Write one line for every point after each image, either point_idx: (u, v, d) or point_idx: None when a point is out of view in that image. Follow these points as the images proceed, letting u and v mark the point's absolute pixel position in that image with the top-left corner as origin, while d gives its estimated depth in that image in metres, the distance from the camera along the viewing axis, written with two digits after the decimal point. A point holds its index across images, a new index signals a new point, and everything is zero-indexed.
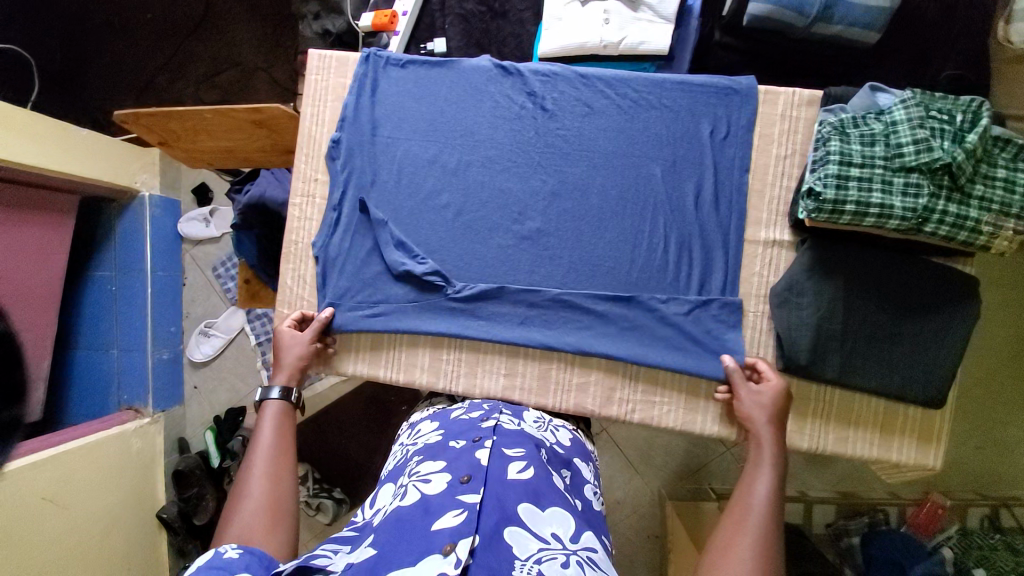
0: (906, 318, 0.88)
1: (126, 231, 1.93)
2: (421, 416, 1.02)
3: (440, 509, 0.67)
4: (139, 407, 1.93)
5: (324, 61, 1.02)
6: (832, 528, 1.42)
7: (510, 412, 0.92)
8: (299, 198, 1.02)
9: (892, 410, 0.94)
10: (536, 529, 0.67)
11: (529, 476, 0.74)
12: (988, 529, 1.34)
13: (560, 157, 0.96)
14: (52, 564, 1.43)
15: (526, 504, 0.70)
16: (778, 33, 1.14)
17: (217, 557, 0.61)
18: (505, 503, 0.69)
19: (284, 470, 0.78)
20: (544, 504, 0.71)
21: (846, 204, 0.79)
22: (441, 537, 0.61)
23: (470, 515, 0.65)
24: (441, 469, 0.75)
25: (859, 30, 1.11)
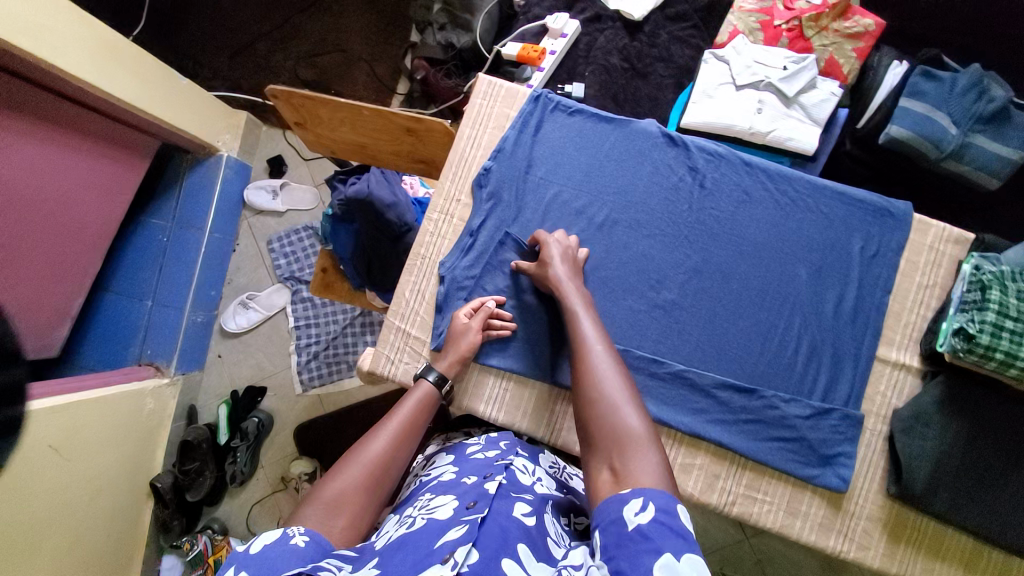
0: (1015, 467, 0.87)
1: (193, 186, 1.87)
2: (436, 448, 0.98)
3: (442, 529, 0.63)
4: (160, 365, 1.84)
5: (493, 89, 1.03)
6: None
7: (524, 455, 0.89)
8: (436, 214, 1.02)
9: (978, 551, 0.91)
10: (534, 569, 0.60)
11: (533, 520, 0.69)
12: None
13: (708, 237, 0.97)
14: (36, 523, 1.28)
15: (525, 544, 0.64)
16: (908, 158, 1.13)
17: (285, 540, 0.60)
18: (508, 536, 0.63)
19: (398, 451, 0.76)
20: (542, 553, 0.64)
21: (996, 352, 0.81)
22: (441, 550, 0.58)
23: (471, 530, 0.62)
24: (449, 499, 0.72)
25: (985, 174, 1.08)
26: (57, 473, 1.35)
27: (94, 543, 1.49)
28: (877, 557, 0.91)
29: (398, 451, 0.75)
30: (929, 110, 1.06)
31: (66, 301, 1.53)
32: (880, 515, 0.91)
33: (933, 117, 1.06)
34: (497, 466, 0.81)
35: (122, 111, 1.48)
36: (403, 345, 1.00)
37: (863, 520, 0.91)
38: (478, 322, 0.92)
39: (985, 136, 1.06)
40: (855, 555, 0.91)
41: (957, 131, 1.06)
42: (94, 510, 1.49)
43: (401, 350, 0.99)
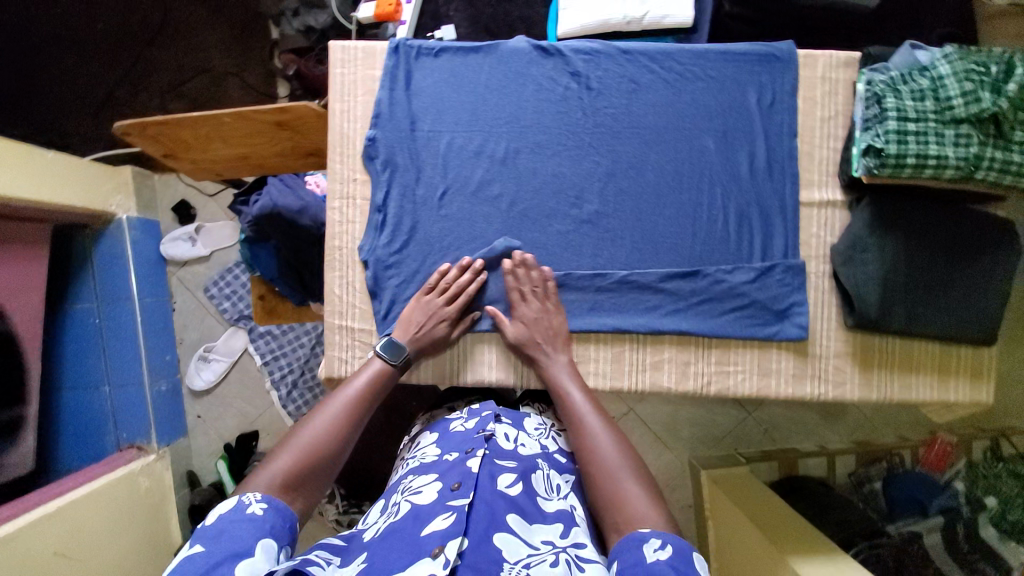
0: (957, 263, 0.90)
1: (104, 260, 1.75)
2: (421, 428, 0.99)
3: (430, 516, 0.68)
4: (142, 445, 1.78)
5: (349, 53, 0.95)
6: (854, 476, 1.52)
7: (509, 423, 0.90)
8: (338, 201, 0.96)
9: (946, 352, 0.97)
10: (523, 537, 0.68)
11: (517, 488, 0.75)
12: (992, 458, 1.39)
13: (612, 137, 0.94)
14: None
15: (515, 514, 0.71)
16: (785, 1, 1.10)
17: (242, 510, 0.66)
18: (495, 511, 0.70)
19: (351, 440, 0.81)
20: (530, 518, 0.71)
21: (907, 157, 0.81)
22: (431, 543, 0.63)
23: (460, 518, 0.66)
24: (433, 480, 0.76)
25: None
26: None
27: None
28: (856, 389, 0.95)
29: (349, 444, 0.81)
30: None
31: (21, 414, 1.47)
32: (846, 349, 0.94)
33: None
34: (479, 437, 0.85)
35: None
36: (351, 342, 0.96)
37: (834, 359, 0.94)
38: (435, 321, 0.90)
39: None
40: (834, 394, 0.94)
41: None
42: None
43: (351, 347, 0.96)
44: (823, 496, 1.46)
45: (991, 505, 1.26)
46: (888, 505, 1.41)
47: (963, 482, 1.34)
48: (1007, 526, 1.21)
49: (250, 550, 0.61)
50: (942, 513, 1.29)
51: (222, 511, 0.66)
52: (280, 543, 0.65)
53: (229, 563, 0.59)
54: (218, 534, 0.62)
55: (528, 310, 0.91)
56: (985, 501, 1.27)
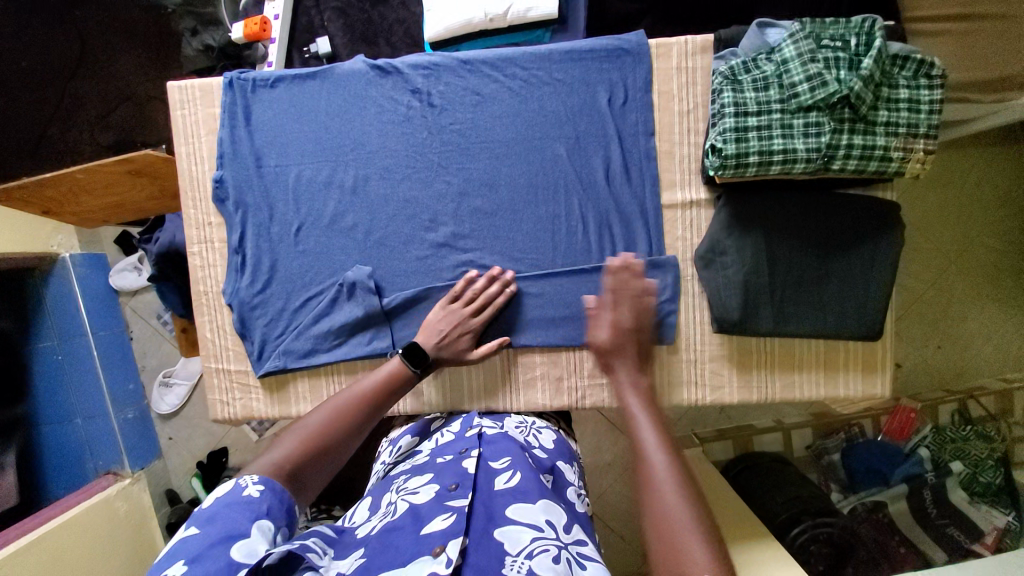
0: (831, 254, 0.84)
1: (57, 298, 1.66)
2: (399, 432, 0.90)
3: (428, 516, 0.61)
4: (117, 471, 1.71)
5: (186, 93, 0.93)
6: (812, 449, 1.32)
7: (489, 420, 0.86)
8: (197, 246, 0.95)
9: (833, 347, 0.90)
10: (528, 519, 0.60)
11: (518, 479, 0.67)
12: (960, 422, 1.21)
13: (460, 153, 0.91)
14: None
15: (518, 503, 0.63)
16: None
17: (238, 492, 0.59)
18: (494, 507, 0.63)
19: (360, 429, 0.73)
20: (535, 499, 0.64)
21: (749, 155, 0.75)
22: (432, 541, 0.56)
23: (460, 518, 0.59)
24: (428, 480, 0.68)
25: None
26: None
27: None
28: (735, 392, 0.91)
29: (360, 432, 0.73)
30: None
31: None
32: (721, 352, 0.90)
33: None
34: (471, 437, 0.78)
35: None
36: (230, 384, 0.96)
37: (707, 363, 0.90)
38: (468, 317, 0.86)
39: None
40: (712, 399, 0.91)
41: None
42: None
43: (230, 390, 0.97)
44: (779, 472, 1.25)
45: (958, 468, 1.12)
46: (848, 477, 1.24)
47: (929, 449, 1.18)
48: (978, 491, 1.10)
49: (247, 530, 0.55)
50: (906, 482, 1.15)
51: (221, 492, 0.59)
52: (278, 525, 0.59)
53: (222, 544, 0.53)
54: (212, 517, 0.56)
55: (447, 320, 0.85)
56: (951, 465, 1.13)
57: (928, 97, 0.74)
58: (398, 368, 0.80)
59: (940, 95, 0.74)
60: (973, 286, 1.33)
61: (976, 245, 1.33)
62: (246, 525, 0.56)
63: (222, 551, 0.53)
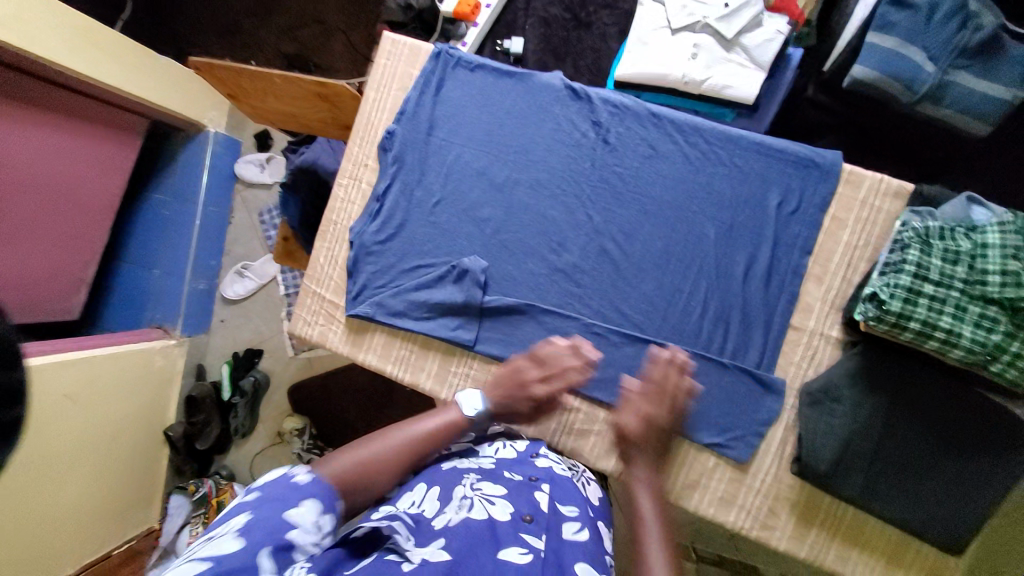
0: (946, 450, 0.78)
1: (187, 162, 1.76)
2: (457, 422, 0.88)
3: (505, 541, 0.58)
4: (168, 328, 1.76)
5: (396, 47, 1.01)
6: None
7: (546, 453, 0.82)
8: (346, 179, 1.02)
9: (906, 542, 0.82)
10: None
11: (586, 537, 0.65)
12: None
13: (612, 196, 0.92)
14: (48, 476, 1.23)
15: (587, 564, 0.60)
16: (878, 102, 0.91)
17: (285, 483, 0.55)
18: (564, 554, 0.60)
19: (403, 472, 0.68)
20: (602, 567, 0.62)
21: (911, 320, 0.72)
22: (510, 569, 0.53)
23: (536, 560, 0.56)
24: (503, 496, 0.66)
25: (969, 118, 0.86)
26: (72, 426, 1.30)
27: (116, 491, 1.46)
28: (782, 539, 0.85)
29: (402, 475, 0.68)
30: (899, 45, 0.83)
31: (66, 272, 1.37)
32: (787, 493, 0.85)
33: (904, 53, 0.83)
34: (540, 467, 0.76)
35: (51, 71, 1.19)
36: (318, 309, 1.02)
37: (767, 498, 0.86)
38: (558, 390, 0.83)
39: (967, 70, 0.84)
40: (757, 535, 0.86)
41: (933, 69, 0.84)
42: (111, 475, 1.44)
43: (316, 314, 1.01)
44: None
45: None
46: None
47: None
48: None
49: (291, 505, 0.52)
50: None
51: (268, 480, 0.55)
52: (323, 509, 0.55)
53: (273, 513, 0.51)
54: (262, 503, 0.52)
55: (542, 390, 0.81)
56: None
57: None
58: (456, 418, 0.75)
59: None
60: None
61: None
62: (299, 495, 0.53)
63: (271, 509, 0.51)
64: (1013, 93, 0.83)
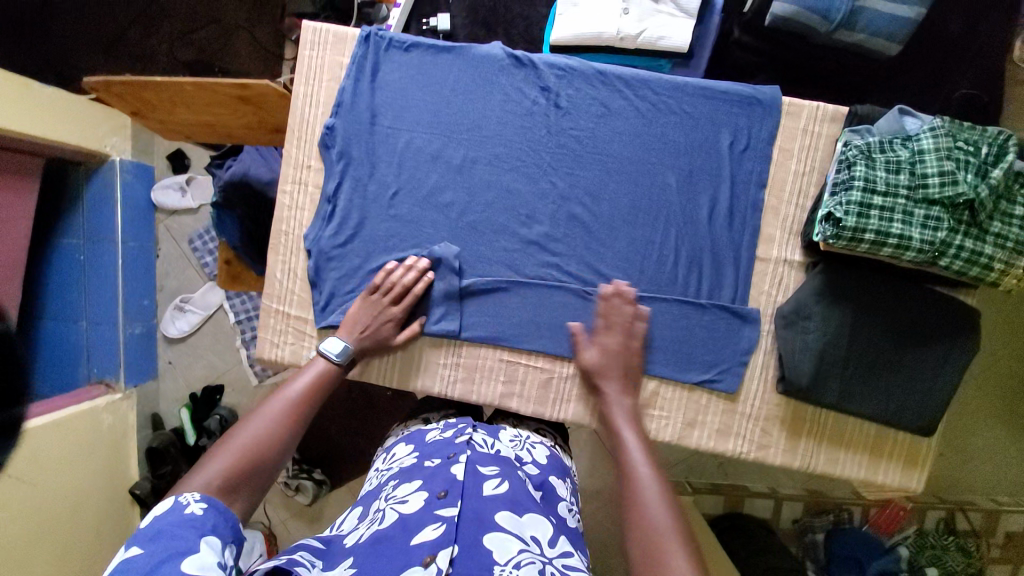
0: (909, 345, 0.85)
1: (93, 198, 1.57)
2: (394, 440, 0.92)
3: (417, 527, 0.61)
4: (111, 382, 1.60)
5: (319, 35, 0.94)
6: (797, 524, 1.35)
7: (484, 429, 0.85)
8: (290, 185, 0.95)
9: (883, 434, 0.90)
10: (515, 531, 0.62)
11: (505, 488, 0.69)
12: (943, 531, 1.28)
13: (572, 160, 0.92)
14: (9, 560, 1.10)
15: (506, 512, 0.65)
16: (798, 36, 0.94)
17: (178, 512, 0.58)
18: (483, 513, 0.64)
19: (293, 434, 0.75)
20: (523, 510, 0.66)
21: (866, 232, 0.77)
22: (421, 551, 0.57)
23: (449, 528, 0.60)
24: (417, 488, 0.69)
25: (880, 40, 0.92)
26: (24, 503, 1.17)
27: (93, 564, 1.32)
28: (778, 455, 0.91)
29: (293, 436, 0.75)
30: None
31: None
32: (777, 413, 0.91)
33: None
34: (459, 443, 0.78)
35: None
36: (285, 327, 0.95)
37: (760, 421, 0.91)
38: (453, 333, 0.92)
39: None
40: (756, 456, 0.91)
41: None
42: (86, 546, 1.32)
43: (285, 332, 0.95)
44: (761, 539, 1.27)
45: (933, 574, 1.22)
46: (827, 560, 1.26)
47: (909, 550, 1.24)
48: None
49: (194, 546, 0.55)
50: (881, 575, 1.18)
51: (158, 512, 0.58)
52: (225, 541, 0.58)
53: (173, 560, 0.53)
54: (156, 535, 0.55)
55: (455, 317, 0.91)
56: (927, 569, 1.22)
57: None
58: (318, 372, 0.82)
59: None
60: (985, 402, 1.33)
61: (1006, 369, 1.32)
62: (194, 539, 0.55)
63: (169, 569, 0.52)
64: (913, 12, 0.91)
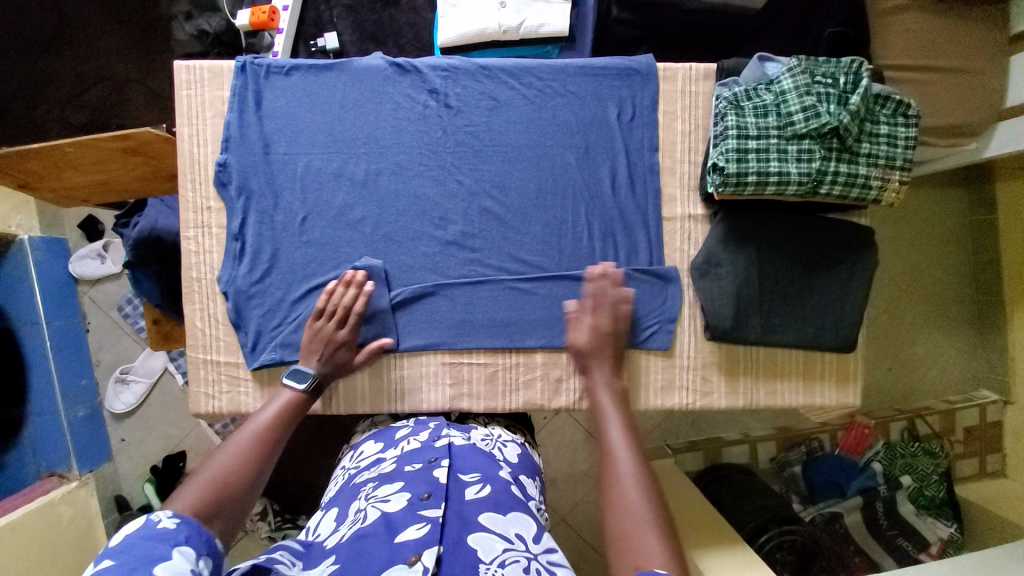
0: (814, 270, 0.91)
1: (5, 282, 1.48)
2: (362, 437, 0.90)
3: (401, 524, 0.61)
4: (63, 473, 1.51)
5: (195, 74, 0.92)
6: (775, 462, 1.38)
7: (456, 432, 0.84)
8: (193, 231, 0.92)
9: (811, 357, 0.96)
10: (499, 530, 0.62)
11: (488, 492, 0.68)
12: (909, 439, 1.33)
13: (474, 155, 0.93)
14: None
15: (488, 513, 0.64)
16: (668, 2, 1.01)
17: (151, 527, 0.51)
18: (466, 515, 0.63)
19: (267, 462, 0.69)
20: (506, 511, 0.66)
21: (748, 175, 0.81)
22: (406, 549, 0.56)
23: (435, 527, 0.60)
24: (399, 488, 0.68)
25: None
26: None
27: None
28: (722, 398, 0.95)
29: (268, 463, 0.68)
30: None
31: None
32: (712, 359, 0.95)
33: None
34: (440, 446, 0.77)
35: None
36: (218, 376, 0.93)
37: (698, 369, 0.95)
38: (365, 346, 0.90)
39: None
40: (702, 404, 0.95)
41: None
42: None
43: (218, 381, 0.93)
44: (742, 482, 1.31)
45: (907, 483, 1.27)
46: (809, 489, 1.32)
47: (882, 464, 1.30)
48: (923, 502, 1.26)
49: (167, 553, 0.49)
50: (860, 494, 1.26)
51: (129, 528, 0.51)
52: (201, 552, 0.52)
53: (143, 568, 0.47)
54: (125, 549, 0.48)
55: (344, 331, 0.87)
56: (901, 480, 1.27)
57: (904, 133, 0.84)
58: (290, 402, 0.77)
59: (914, 133, 0.83)
60: (922, 312, 1.43)
61: (926, 275, 1.43)
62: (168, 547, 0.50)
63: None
64: None
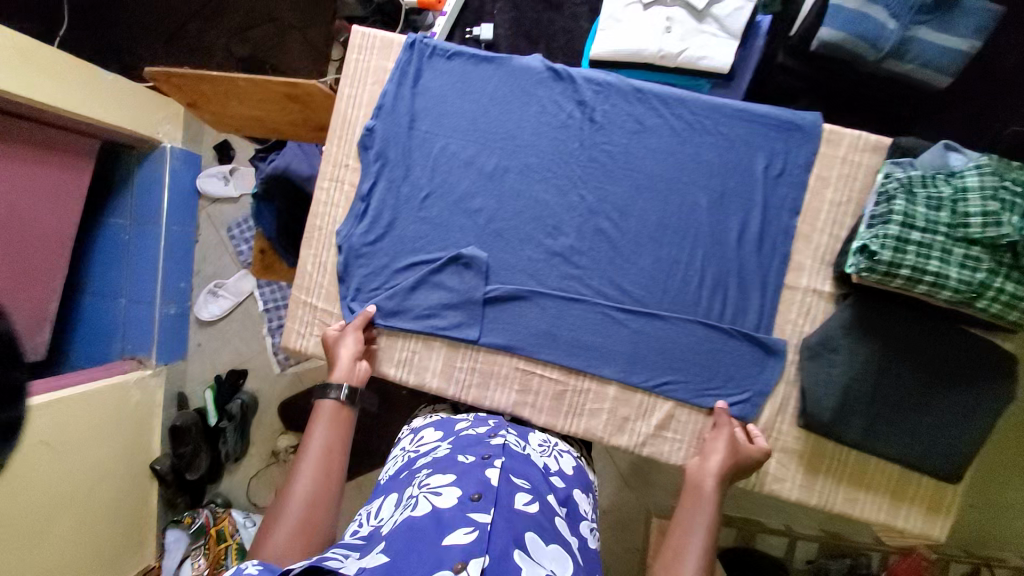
0: (941, 385, 0.82)
1: (143, 181, 1.64)
2: (422, 422, 0.92)
3: (450, 523, 0.58)
4: (141, 357, 1.64)
5: (368, 40, 0.97)
6: (812, 565, 1.28)
7: (515, 432, 0.84)
8: (326, 182, 0.98)
9: (906, 476, 0.86)
10: (541, 560, 0.58)
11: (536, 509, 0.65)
12: None
13: (603, 174, 0.92)
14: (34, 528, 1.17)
15: (532, 534, 0.61)
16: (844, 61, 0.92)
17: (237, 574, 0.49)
18: (515, 527, 0.60)
19: (334, 481, 0.74)
20: (547, 538, 0.63)
21: (901, 267, 0.74)
22: (452, 555, 0.54)
23: (482, 535, 0.56)
24: (451, 480, 0.66)
25: (930, 71, 0.88)
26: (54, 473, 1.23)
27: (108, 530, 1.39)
28: (794, 489, 0.88)
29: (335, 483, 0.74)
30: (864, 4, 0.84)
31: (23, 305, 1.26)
32: (795, 446, 0.88)
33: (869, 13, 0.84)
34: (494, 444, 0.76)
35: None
36: (312, 319, 0.98)
37: (776, 451, 0.89)
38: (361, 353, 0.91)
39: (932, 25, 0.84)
40: (772, 489, 0.89)
41: (896, 26, 0.85)
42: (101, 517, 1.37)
43: (310, 325, 0.98)
44: None
45: None
46: None
47: None
48: None
49: None
50: None
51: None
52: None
53: None
54: None
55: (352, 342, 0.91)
56: None
57: None
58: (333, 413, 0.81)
59: None
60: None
61: None
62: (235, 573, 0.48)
63: None
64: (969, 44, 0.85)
